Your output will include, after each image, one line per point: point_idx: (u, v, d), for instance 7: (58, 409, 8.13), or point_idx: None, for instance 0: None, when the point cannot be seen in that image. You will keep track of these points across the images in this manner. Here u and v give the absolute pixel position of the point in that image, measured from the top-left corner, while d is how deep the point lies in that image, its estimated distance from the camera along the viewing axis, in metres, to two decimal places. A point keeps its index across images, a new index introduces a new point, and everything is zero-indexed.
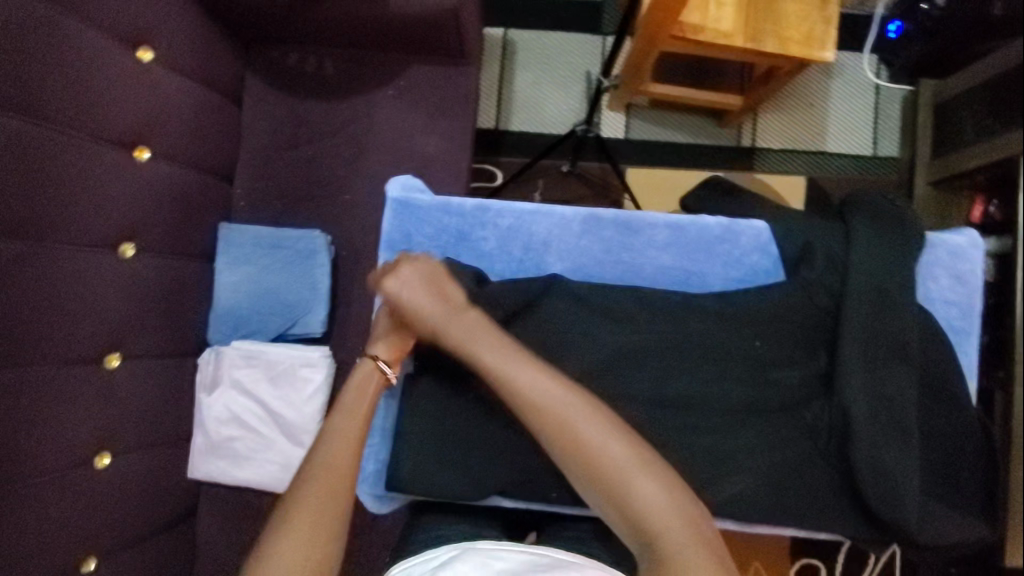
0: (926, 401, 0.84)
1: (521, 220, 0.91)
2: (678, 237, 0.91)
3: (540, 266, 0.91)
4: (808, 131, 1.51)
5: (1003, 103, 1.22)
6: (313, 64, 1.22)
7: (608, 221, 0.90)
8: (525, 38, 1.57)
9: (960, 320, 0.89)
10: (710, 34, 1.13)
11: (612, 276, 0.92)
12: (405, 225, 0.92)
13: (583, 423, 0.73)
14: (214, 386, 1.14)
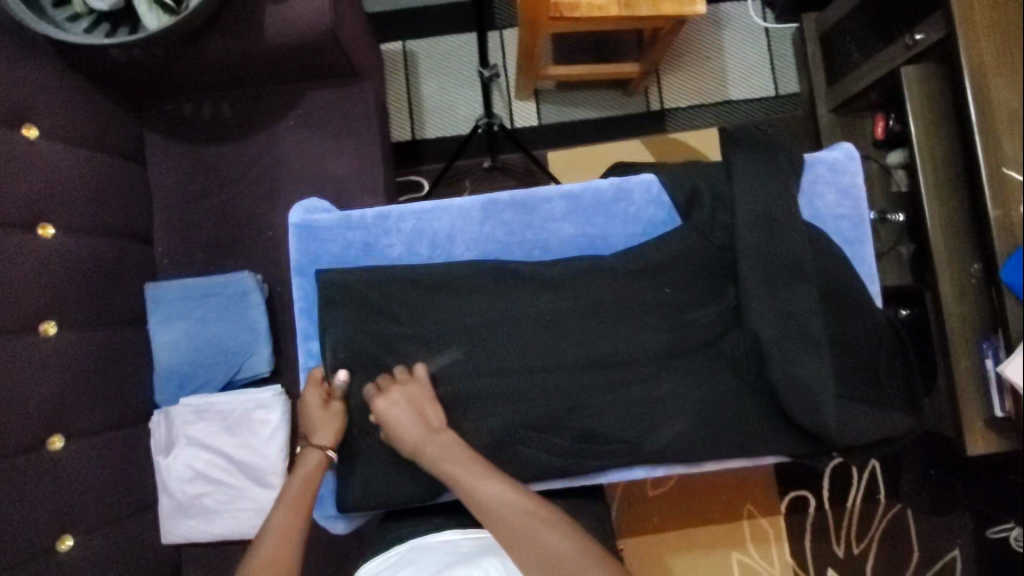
0: (838, 311, 0.84)
1: (422, 219, 0.86)
2: (577, 203, 0.87)
3: (449, 259, 0.87)
4: (710, 84, 1.61)
5: (884, 20, 1.27)
6: (209, 109, 1.21)
7: (505, 202, 0.86)
8: (424, 47, 1.59)
9: (850, 231, 0.88)
10: (585, 9, 1.16)
11: (520, 257, 0.88)
12: (308, 247, 0.88)
13: (528, 524, 0.71)
14: (171, 447, 1.13)
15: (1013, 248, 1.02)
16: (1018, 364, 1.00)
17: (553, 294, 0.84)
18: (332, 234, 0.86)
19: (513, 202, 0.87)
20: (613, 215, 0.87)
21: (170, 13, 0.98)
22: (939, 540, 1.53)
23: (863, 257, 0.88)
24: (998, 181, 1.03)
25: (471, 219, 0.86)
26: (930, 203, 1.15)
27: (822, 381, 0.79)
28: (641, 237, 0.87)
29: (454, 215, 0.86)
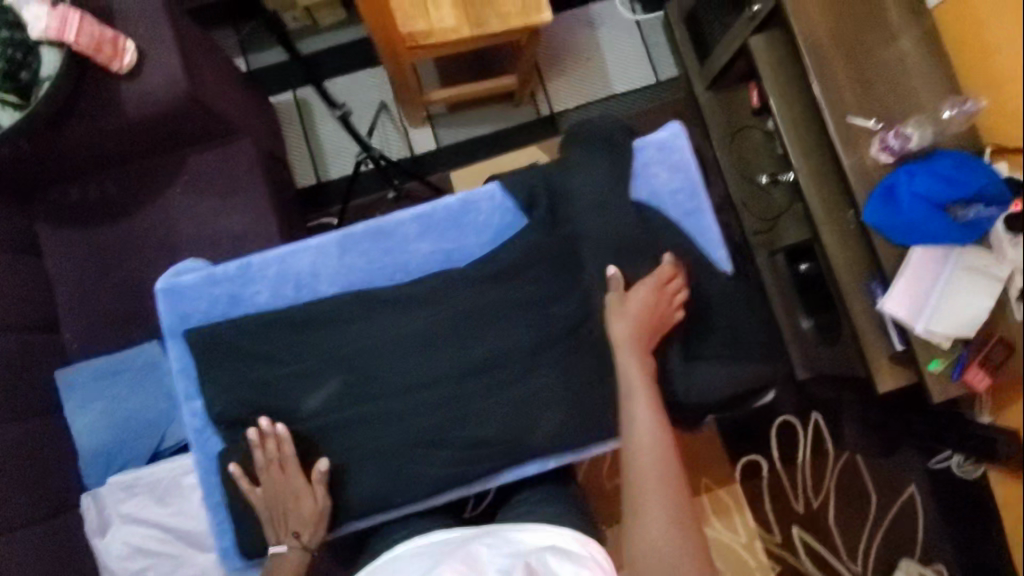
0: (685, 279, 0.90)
1: (283, 263, 0.90)
2: (429, 221, 0.92)
3: (315, 297, 0.91)
4: (594, 82, 1.68)
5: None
6: (97, 191, 1.24)
7: (359, 233, 0.91)
8: (315, 94, 1.63)
9: (689, 203, 0.96)
10: (439, 35, 1.21)
11: (383, 282, 0.92)
12: (176, 308, 0.90)
13: (641, 456, 0.80)
14: (105, 528, 1.12)
15: (869, 188, 1.07)
16: (898, 296, 1.04)
17: (422, 310, 0.89)
18: (198, 291, 0.90)
19: (367, 231, 0.91)
20: (465, 226, 0.92)
21: (17, 109, 1.01)
22: (891, 477, 1.57)
23: (704, 225, 0.97)
24: (845, 129, 1.08)
25: (330, 254, 0.91)
26: (796, 160, 1.21)
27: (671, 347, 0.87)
28: (493, 244, 0.92)
29: (314, 254, 0.90)
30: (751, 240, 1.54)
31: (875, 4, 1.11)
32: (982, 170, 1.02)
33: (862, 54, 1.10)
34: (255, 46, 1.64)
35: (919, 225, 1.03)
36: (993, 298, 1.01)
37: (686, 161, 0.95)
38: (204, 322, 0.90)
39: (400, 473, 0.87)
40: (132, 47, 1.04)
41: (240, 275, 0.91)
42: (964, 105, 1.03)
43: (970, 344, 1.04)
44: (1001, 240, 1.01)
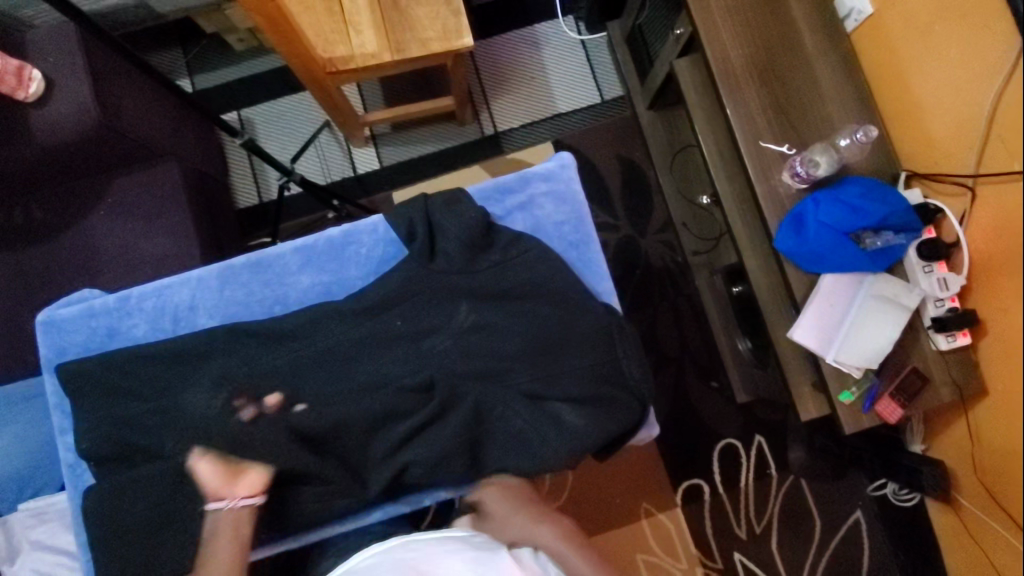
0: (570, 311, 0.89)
1: (160, 296, 0.91)
2: (310, 254, 0.93)
3: (193, 330, 0.91)
4: (539, 100, 1.66)
5: (667, 14, 1.33)
6: (18, 215, 1.23)
7: (238, 265, 0.92)
8: (259, 113, 1.61)
9: (575, 234, 0.97)
10: (360, 59, 1.21)
11: (264, 313, 0.93)
12: (56, 342, 0.92)
13: None
14: (12, 557, 1.09)
15: (781, 216, 1.05)
16: (807, 326, 1.02)
17: (295, 343, 0.87)
18: (75, 325, 0.90)
19: (248, 265, 0.93)
20: (347, 259, 0.93)
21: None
22: (839, 507, 1.50)
23: (592, 256, 0.97)
24: (758, 155, 1.06)
25: (209, 287, 0.92)
26: (720, 185, 1.17)
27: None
28: (374, 276, 0.93)
29: (192, 286, 0.91)
30: (691, 261, 1.52)
31: (790, 29, 1.10)
32: (888, 199, 1.01)
33: (778, 79, 1.08)
34: (204, 66, 1.61)
35: (827, 254, 1.01)
36: (899, 329, 1.00)
37: (572, 193, 0.97)
38: (79, 355, 0.91)
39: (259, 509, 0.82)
40: (38, 76, 1.05)
41: (118, 307, 0.91)
42: (857, 133, 1.04)
43: (880, 375, 1.03)
44: (914, 268, 1.02)
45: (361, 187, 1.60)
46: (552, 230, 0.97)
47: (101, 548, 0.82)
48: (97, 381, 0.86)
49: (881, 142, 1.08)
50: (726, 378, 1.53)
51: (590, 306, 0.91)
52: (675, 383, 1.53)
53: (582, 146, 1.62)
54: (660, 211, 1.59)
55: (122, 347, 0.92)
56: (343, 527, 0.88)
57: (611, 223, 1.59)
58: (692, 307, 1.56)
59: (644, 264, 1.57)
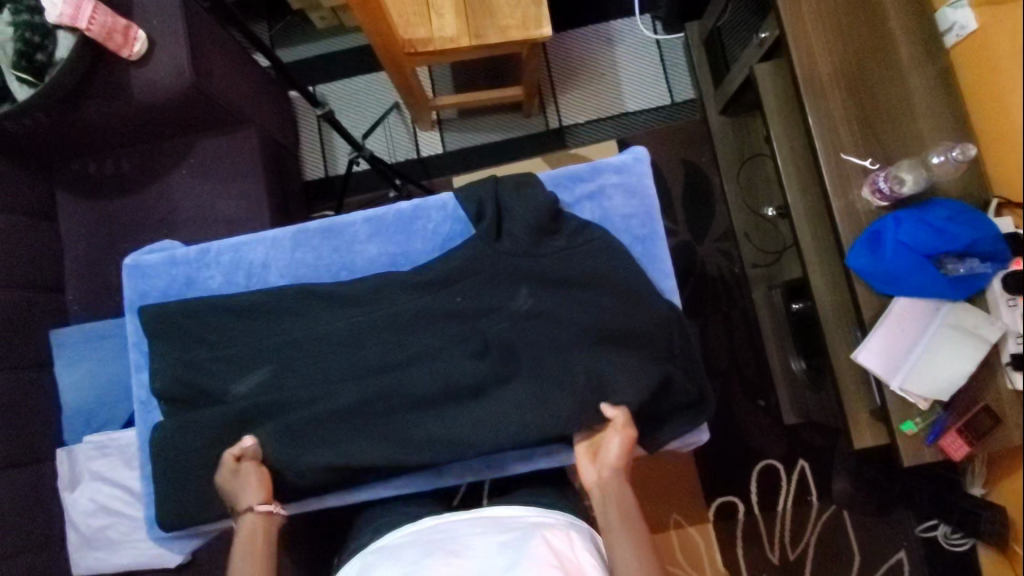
0: (629, 306, 0.88)
1: (237, 252, 0.95)
2: (379, 225, 0.95)
3: (263, 286, 0.95)
4: (608, 97, 1.64)
5: (753, 15, 1.29)
6: (111, 167, 1.32)
7: (312, 230, 0.95)
8: (335, 90, 1.66)
9: (640, 229, 0.95)
10: (438, 42, 1.23)
11: (330, 277, 0.96)
12: (138, 285, 0.97)
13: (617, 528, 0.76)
14: (75, 483, 1.17)
15: (856, 232, 1.01)
16: (873, 349, 0.98)
17: (358, 309, 0.89)
18: (157, 271, 0.96)
19: (320, 229, 0.96)
20: (413, 234, 0.95)
21: (32, 86, 1.10)
22: (882, 544, 1.43)
23: (655, 253, 0.95)
24: (838, 168, 1.02)
25: (282, 247, 0.95)
26: (793, 195, 1.14)
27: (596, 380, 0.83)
28: (439, 252, 0.95)
29: (267, 244, 0.95)
30: (750, 273, 1.48)
31: (884, 41, 1.05)
32: (978, 224, 0.96)
33: (867, 92, 1.04)
34: (287, 41, 1.67)
35: (903, 276, 0.97)
36: (976, 362, 0.94)
37: (642, 187, 0.96)
38: (158, 299, 0.96)
39: (310, 463, 0.84)
40: (143, 36, 1.12)
41: (197, 258, 0.96)
42: (953, 151, 0.96)
43: (948, 409, 0.97)
44: (998, 301, 0.96)
45: (424, 169, 1.63)
46: (618, 223, 0.96)
47: (161, 482, 0.87)
48: (174, 325, 0.91)
49: (972, 166, 1.02)
50: (774, 397, 1.48)
51: (646, 303, 0.89)
52: (720, 396, 1.49)
53: (647, 147, 1.60)
54: (721, 220, 1.55)
55: (197, 297, 0.96)
56: (385, 492, 0.91)
57: (669, 227, 1.56)
58: (746, 320, 1.52)
59: (699, 272, 1.54)
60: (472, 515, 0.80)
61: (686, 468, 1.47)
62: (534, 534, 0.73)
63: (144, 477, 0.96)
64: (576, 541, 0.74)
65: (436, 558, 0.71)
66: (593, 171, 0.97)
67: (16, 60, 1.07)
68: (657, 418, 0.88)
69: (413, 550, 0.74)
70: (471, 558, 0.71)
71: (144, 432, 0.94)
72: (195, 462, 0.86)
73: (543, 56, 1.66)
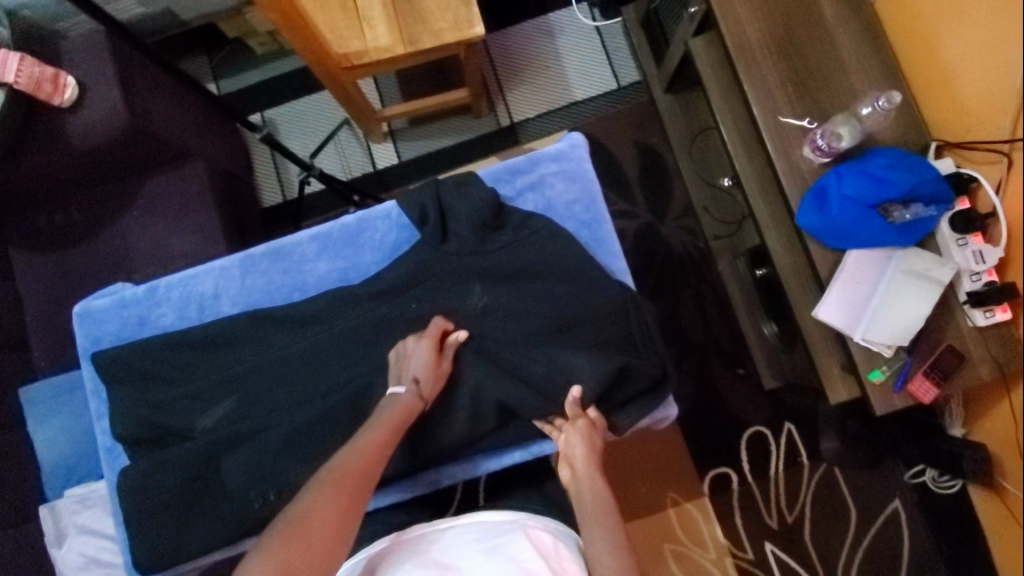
0: (584, 291, 0.88)
1: (186, 285, 0.94)
2: (327, 241, 0.95)
3: (217, 318, 0.94)
4: (555, 89, 1.65)
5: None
6: (60, 216, 1.30)
7: (259, 254, 0.94)
8: (281, 113, 1.65)
9: (587, 214, 0.96)
10: (374, 54, 1.23)
11: (284, 300, 0.95)
12: (91, 332, 0.96)
13: (589, 515, 0.76)
14: (60, 540, 1.14)
15: (802, 191, 1.02)
16: (832, 304, 0.99)
17: (314, 327, 0.89)
18: (109, 315, 0.95)
19: (268, 253, 0.95)
20: (362, 246, 0.94)
21: None
22: (875, 495, 1.45)
23: (605, 236, 0.95)
24: (776, 130, 1.03)
25: (232, 276, 0.94)
26: (739, 163, 1.15)
27: (558, 366, 0.83)
28: (389, 261, 0.94)
29: (216, 275, 0.94)
30: (714, 245, 1.49)
31: (805, 0, 1.07)
32: (917, 168, 0.97)
33: (795, 53, 1.05)
34: (228, 70, 1.66)
35: (851, 229, 0.98)
36: (933, 303, 0.95)
37: (584, 172, 0.96)
38: (113, 344, 0.95)
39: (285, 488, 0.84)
40: (73, 82, 1.11)
41: (147, 297, 0.95)
42: (879, 101, 0.99)
43: (913, 352, 0.99)
44: (947, 242, 0.97)
45: (380, 181, 1.62)
46: (564, 211, 0.96)
47: (138, 526, 0.86)
48: (131, 366, 0.89)
49: (907, 113, 1.04)
50: (752, 364, 1.49)
51: (601, 286, 0.89)
52: (701, 370, 1.50)
53: (599, 133, 1.61)
54: (679, 197, 1.56)
55: (153, 336, 0.95)
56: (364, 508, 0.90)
57: (630, 209, 1.57)
58: (716, 291, 1.53)
59: (664, 250, 1.54)
60: (464, 521, 0.79)
61: (675, 445, 1.47)
62: (525, 546, 0.74)
63: (121, 524, 0.94)
64: (564, 552, 0.75)
65: (428, 571, 0.71)
66: (535, 163, 0.98)
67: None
68: (626, 398, 0.88)
69: (402, 560, 0.74)
70: (464, 569, 0.71)
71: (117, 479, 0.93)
72: (169, 501, 0.85)
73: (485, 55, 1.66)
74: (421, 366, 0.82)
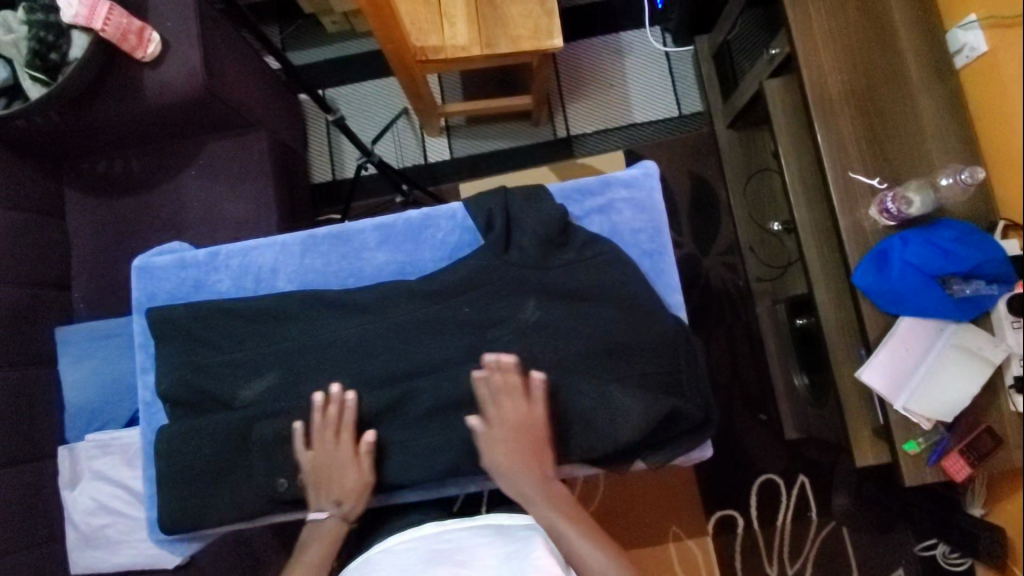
0: (630, 319, 0.88)
1: (246, 256, 0.95)
2: (389, 232, 0.95)
3: (271, 292, 0.95)
4: (616, 108, 1.65)
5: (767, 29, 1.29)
6: (120, 166, 1.32)
7: (321, 236, 0.95)
8: (344, 94, 1.67)
9: (650, 244, 0.95)
10: (450, 51, 1.24)
11: (337, 284, 0.96)
12: (146, 287, 0.97)
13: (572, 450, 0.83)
14: (76, 481, 1.17)
15: (862, 251, 1.01)
16: (877, 368, 0.98)
17: (365, 317, 0.89)
18: (166, 273, 0.96)
19: (330, 236, 0.96)
20: (422, 242, 0.95)
21: (46, 86, 1.11)
22: (879, 561, 1.43)
23: (664, 268, 0.95)
24: (845, 186, 1.03)
25: (291, 252, 0.95)
26: (799, 211, 1.14)
27: (603, 393, 0.83)
28: (447, 262, 0.95)
29: (276, 250, 0.95)
30: (755, 287, 1.48)
31: (893, 60, 1.06)
32: (985, 246, 0.95)
33: (875, 111, 1.05)
34: (298, 44, 1.68)
35: (909, 297, 0.96)
36: (978, 385, 0.94)
37: (653, 202, 0.96)
38: (165, 301, 0.96)
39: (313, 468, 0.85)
40: (157, 38, 1.12)
41: (206, 262, 0.96)
42: (962, 175, 0.97)
43: (950, 429, 0.97)
44: (1001, 322, 0.95)
45: (431, 175, 1.64)
46: (627, 236, 0.96)
47: (166, 482, 0.87)
48: (181, 326, 0.91)
49: (980, 186, 1.02)
50: (775, 411, 1.48)
51: (645, 317, 0.88)
52: (721, 409, 1.49)
53: (653, 158, 1.61)
54: (726, 234, 1.56)
55: (205, 300, 0.96)
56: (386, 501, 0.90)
57: (673, 238, 1.57)
58: (749, 333, 1.51)
59: (702, 284, 1.54)
60: (474, 527, 0.79)
61: (686, 480, 1.47)
62: (535, 544, 0.74)
63: (149, 477, 0.96)
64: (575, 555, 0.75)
65: (442, 567, 0.70)
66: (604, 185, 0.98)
67: (31, 60, 1.08)
68: (660, 436, 0.87)
69: (416, 556, 0.74)
70: (478, 566, 0.70)
71: (148, 433, 0.94)
72: (201, 463, 0.87)
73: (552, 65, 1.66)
74: (345, 484, 0.83)
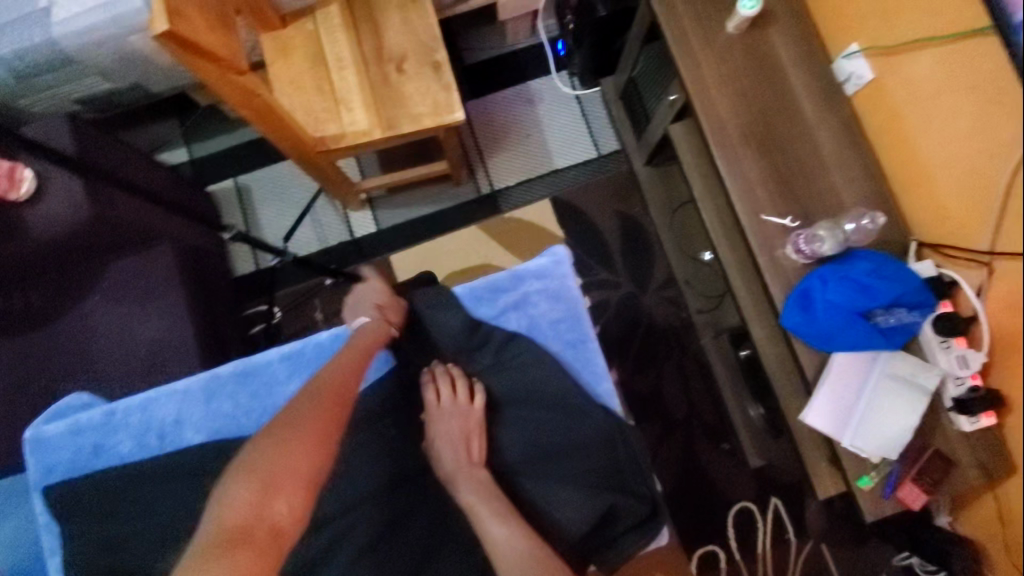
0: (557, 416, 0.95)
1: (146, 411, 0.99)
2: (297, 361, 1.00)
3: (178, 444, 0.99)
4: (536, 157, 1.64)
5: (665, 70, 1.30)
6: (15, 302, 1.22)
7: (224, 377, 1.00)
8: (256, 179, 1.60)
9: (571, 334, 1.01)
10: (350, 137, 1.19)
11: (248, 423, 0.99)
12: (43, 460, 1.00)
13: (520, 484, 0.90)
14: None
15: (786, 292, 1.01)
16: (818, 409, 0.98)
17: None
18: (61, 442, 0.99)
19: (233, 375, 1.01)
20: (333, 367, 1.01)
21: None
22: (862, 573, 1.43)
23: (590, 356, 1.01)
24: (760, 228, 1.03)
25: (194, 400, 1.00)
26: (722, 252, 1.14)
27: (544, 490, 0.92)
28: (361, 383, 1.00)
29: (177, 401, 0.99)
30: (697, 319, 1.48)
31: (787, 98, 1.07)
32: (901, 276, 0.97)
33: (778, 150, 1.05)
34: (201, 134, 1.62)
35: (838, 334, 0.96)
36: (919, 413, 0.94)
37: (569, 292, 1.02)
38: (68, 472, 0.99)
39: None
40: (31, 175, 1.09)
41: (104, 423, 0.99)
42: (864, 220, 0.99)
43: (901, 458, 0.97)
44: (932, 344, 0.97)
45: (358, 250, 1.59)
46: (549, 329, 1.02)
47: None
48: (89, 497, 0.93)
49: (889, 210, 1.04)
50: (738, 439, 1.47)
51: (571, 410, 0.95)
52: (685, 445, 1.48)
53: (580, 202, 1.60)
54: (661, 269, 1.56)
55: (109, 463, 0.99)
56: None
57: (612, 279, 1.56)
58: (700, 364, 1.51)
59: (646, 322, 1.53)
60: None
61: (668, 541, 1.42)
62: None
63: None
64: None
65: None
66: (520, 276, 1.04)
67: None
68: (608, 532, 0.92)
69: None
70: None
71: None
72: None
73: (466, 122, 1.64)
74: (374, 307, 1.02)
